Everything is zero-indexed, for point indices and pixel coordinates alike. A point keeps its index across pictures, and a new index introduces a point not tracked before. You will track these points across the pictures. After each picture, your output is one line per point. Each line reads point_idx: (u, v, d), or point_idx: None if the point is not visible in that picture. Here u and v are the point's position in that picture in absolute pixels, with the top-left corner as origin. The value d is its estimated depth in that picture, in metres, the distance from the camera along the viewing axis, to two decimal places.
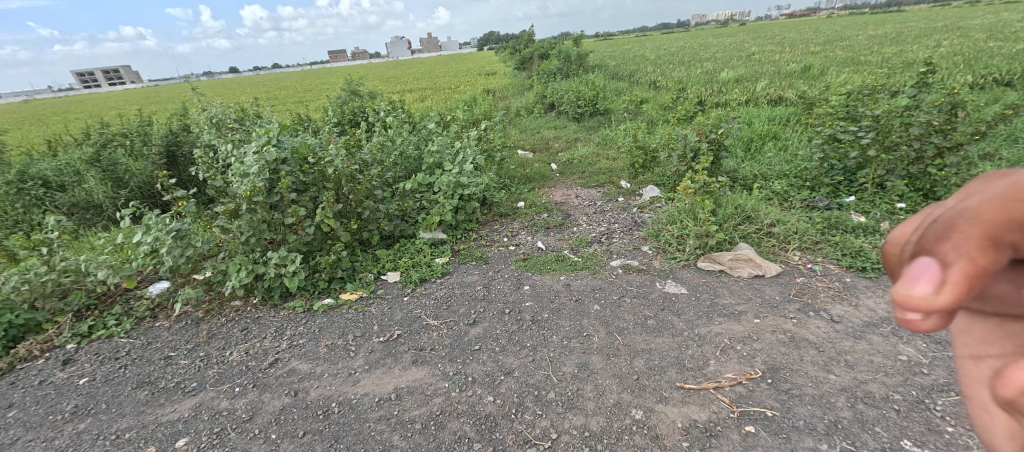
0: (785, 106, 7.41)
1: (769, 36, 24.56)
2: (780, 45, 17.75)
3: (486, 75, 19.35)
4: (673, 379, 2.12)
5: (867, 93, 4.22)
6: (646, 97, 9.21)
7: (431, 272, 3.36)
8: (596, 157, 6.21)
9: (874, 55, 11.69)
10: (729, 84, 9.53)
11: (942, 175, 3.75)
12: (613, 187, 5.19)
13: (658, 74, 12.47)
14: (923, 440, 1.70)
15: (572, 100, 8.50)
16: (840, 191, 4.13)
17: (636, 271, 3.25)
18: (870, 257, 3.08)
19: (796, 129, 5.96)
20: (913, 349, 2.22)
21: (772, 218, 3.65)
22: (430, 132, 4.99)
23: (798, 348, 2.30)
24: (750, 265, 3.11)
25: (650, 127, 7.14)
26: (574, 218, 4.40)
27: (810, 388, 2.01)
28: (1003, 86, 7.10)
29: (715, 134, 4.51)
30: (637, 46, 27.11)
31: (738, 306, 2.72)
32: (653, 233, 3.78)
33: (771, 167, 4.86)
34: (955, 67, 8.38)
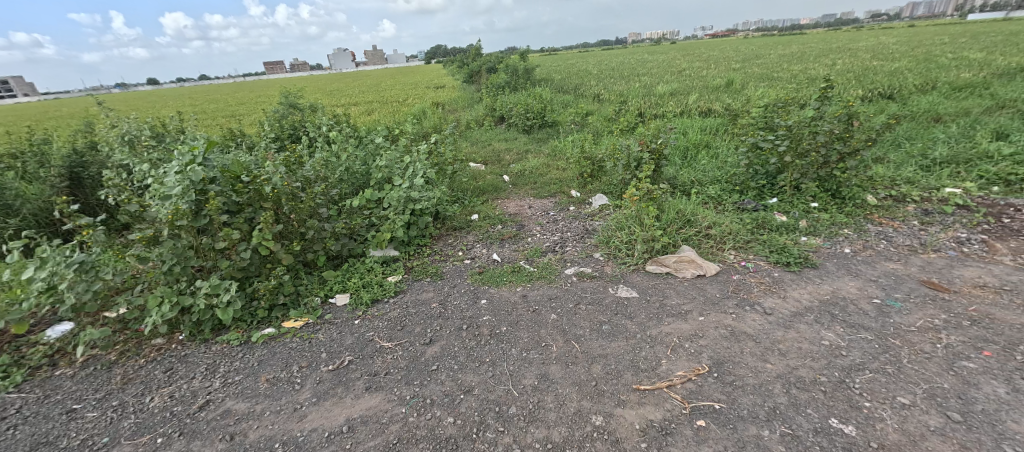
0: (714, 117, 8.08)
1: (695, 55, 26.95)
2: (706, 63, 19.50)
3: (435, 88, 19.29)
4: (629, 382, 2.19)
5: (781, 106, 4.76)
6: (591, 109, 9.65)
7: (383, 292, 3.22)
8: (546, 168, 6.37)
9: (783, 72, 13.17)
10: (665, 97, 10.24)
11: (845, 177, 4.28)
12: (564, 196, 5.33)
13: (600, 87, 13.10)
14: (848, 417, 1.88)
15: (521, 113, 8.70)
16: (765, 194, 4.55)
17: (589, 278, 3.35)
18: (792, 253, 3.41)
19: (725, 138, 6.52)
20: (833, 334, 2.47)
21: (709, 221, 3.93)
22: (377, 146, 4.85)
23: (738, 341, 2.47)
24: (692, 266, 3.32)
25: (596, 138, 7.46)
26: (528, 228, 4.46)
27: (750, 378, 2.16)
28: (885, 98, 8.29)
29: (655, 144, 4.80)
30: (580, 61, 28.35)
31: (684, 306, 2.88)
32: (604, 240, 3.92)
33: (705, 174, 5.26)
34: (848, 83, 9.66)
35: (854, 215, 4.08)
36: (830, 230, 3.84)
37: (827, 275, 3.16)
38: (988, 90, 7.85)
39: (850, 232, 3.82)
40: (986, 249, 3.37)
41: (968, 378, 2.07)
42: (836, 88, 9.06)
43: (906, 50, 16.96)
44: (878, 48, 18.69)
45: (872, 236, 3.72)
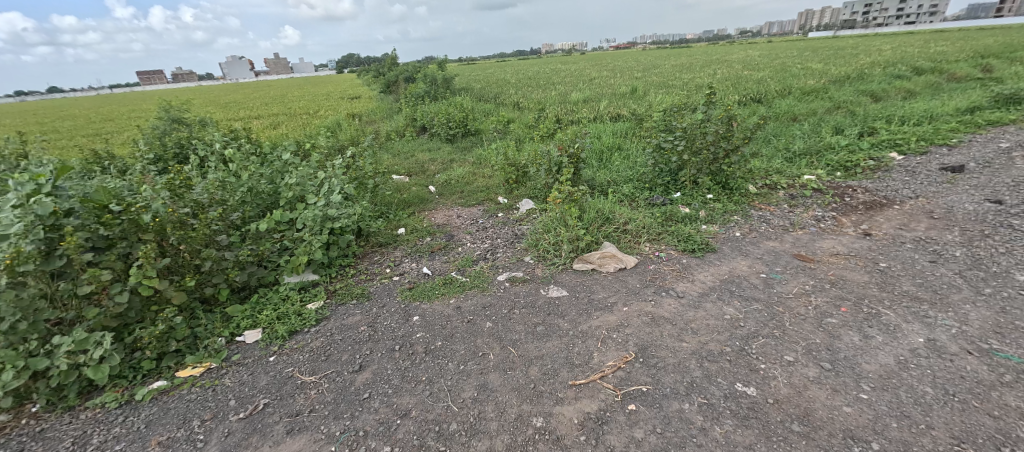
0: (623, 121, 8.79)
1: (603, 64, 29.12)
2: (613, 72, 21.18)
3: (349, 99, 18.28)
4: (565, 379, 2.26)
5: (676, 110, 5.34)
6: (511, 117, 9.89)
7: (302, 321, 2.94)
8: (472, 176, 6.37)
9: (677, 80, 14.81)
10: (579, 105, 10.89)
11: (730, 171, 4.94)
12: (492, 204, 5.38)
13: (519, 96, 13.51)
14: (748, 380, 2.15)
15: (443, 123, 8.62)
16: (670, 189, 5.06)
17: (521, 282, 3.40)
18: (696, 240, 3.83)
19: (634, 140, 7.12)
20: (733, 308, 2.82)
21: (625, 217, 4.24)
22: (286, 163, 4.45)
23: (658, 325, 2.69)
24: (614, 261, 3.56)
25: (519, 145, 7.66)
26: (457, 238, 4.41)
27: (670, 358, 2.37)
28: (756, 102, 9.74)
29: (573, 149, 5.07)
30: (498, 70, 28.92)
31: (610, 299, 3.07)
32: (532, 243, 4.03)
33: (619, 174, 5.68)
34: (728, 89, 11.17)
35: (740, 203, 4.71)
36: (724, 217, 4.38)
37: (725, 257, 3.60)
38: (827, 94, 9.64)
39: (740, 218, 4.40)
40: (836, 224, 4.12)
41: (832, 332, 2.50)
42: (719, 94, 10.43)
43: (768, 61, 20.13)
44: (748, 60, 21.89)
45: (756, 220, 4.33)
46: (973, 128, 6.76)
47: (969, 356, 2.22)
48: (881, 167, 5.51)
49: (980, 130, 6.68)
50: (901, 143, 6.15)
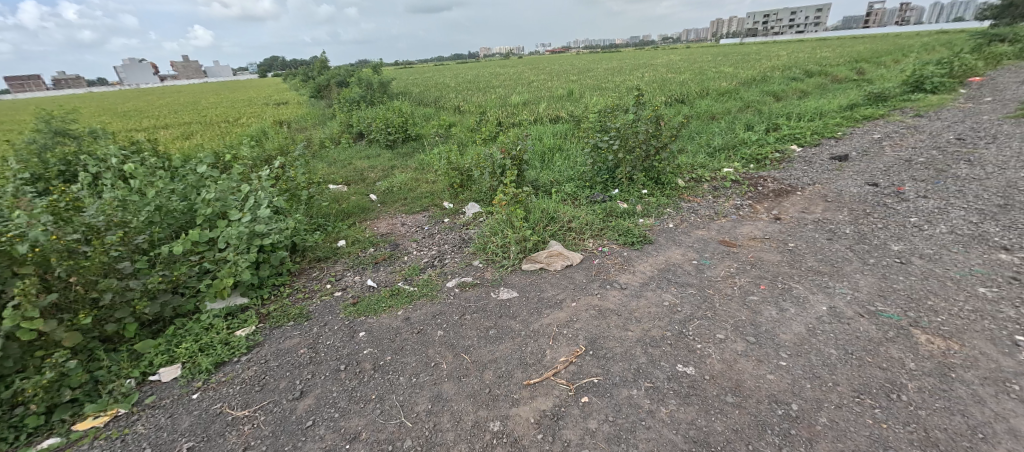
0: (562, 122, 9.08)
1: (540, 68, 29.88)
2: (550, 75, 21.78)
3: (276, 105, 16.96)
4: (519, 379, 2.28)
5: (609, 111, 5.62)
6: (453, 121, 9.80)
7: (231, 350, 2.67)
8: (415, 182, 6.21)
9: (610, 83, 15.61)
10: (519, 107, 11.07)
11: (661, 167, 5.30)
12: (437, 209, 5.27)
13: (459, 99, 13.40)
14: (687, 360, 2.31)
15: (381, 128, 8.31)
16: (609, 186, 5.30)
17: (471, 287, 3.37)
18: (634, 233, 4.05)
19: (573, 141, 7.37)
20: (671, 295, 3.02)
21: (569, 216, 4.37)
22: (202, 176, 4.01)
23: (605, 317, 2.81)
24: (560, 259, 3.65)
25: (461, 149, 7.60)
26: (403, 246, 4.27)
27: (617, 347, 2.48)
28: (680, 103, 10.55)
29: (515, 152, 5.14)
30: (436, 74, 28.48)
31: (558, 296, 3.14)
32: (480, 247, 4.01)
33: (561, 174, 5.85)
34: (655, 91, 11.98)
35: (672, 196, 5.06)
36: (658, 210, 4.69)
37: (661, 248, 3.84)
38: (738, 95, 10.71)
39: (672, 210, 4.73)
40: (752, 211, 4.58)
41: (754, 308, 2.77)
42: (647, 96, 11.14)
43: (687, 65, 21.93)
44: (671, 63, 23.67)
45: (686, 211, 4.68)
46: (853, 123, 7.89)
47: (861, 318, 2.59)
48: (785, 159, 6.23)
49: (858, 124, 7.82)
50: (799, 137, 7.00)
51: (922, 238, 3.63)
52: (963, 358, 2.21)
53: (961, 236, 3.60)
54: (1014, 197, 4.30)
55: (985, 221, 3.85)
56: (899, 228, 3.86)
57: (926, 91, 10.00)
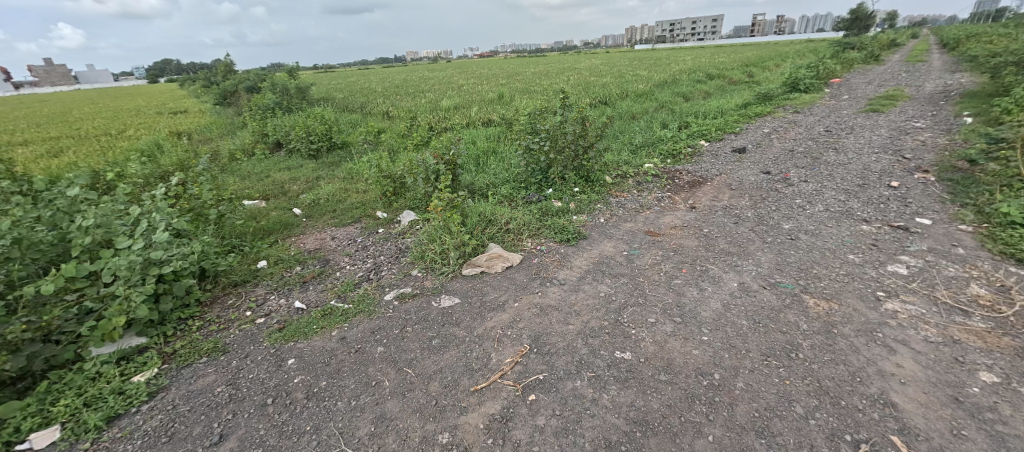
0: (494, 125, 9.16)
1: (470, 71, 29.89)
2: (479, 79, 21.86)
3: (172, 114, 14.95)
4: (467, 386, 2.25)
5: (538, 114, 5.80)
6: (381, 127, 9.41)
7: (127, 400, 2.29)
8: (344, 192, 5.85)
9: (538, 86, 16.09)
10: (450, 111, 10.95)
11: (590, 166, 5.57)
12: (370, 220, 5.02)
13: (386, 105, 12.91)
14: (624, 346, 2.45)
15: (301, 137, 7.71)
16: (543, 186, 5.45)
17: (411, 298, 3.26)
18: (569, 230, 4.21)
19: (506, 143, 7.46)
20: (606, 286, 3.18)
21: (506, 217, 4.42)
22: (75, 199, 3.39)
23: (547, 314, 2.88)
24: (500, 260, 3.67)
25: (392, 156, 7.32)
26: (334, 262, 4.00)
27: (560, 342, 2.56)
28: (603, 104, 11.18)
29: (448, 156, 5.06)
30: (360, 78, 27.17)
31: (501, 298, 3.16)
32: (418, 255, 3.89)
33: (496, 176, 5.90)
34: (580, 93, 12.58)
35: (601, 192, 5.35)
36: (590, 207, 4.92)
37: (595, 242, 4.04)
38: (653, 96, 11.64)
39: (602, 205, 4.99)
40: (672, 202, 5.00)
41: (679, 291, 3.02)
42: (573, 98, 11.67)
43: (607, 69, 23.37)
44: (593, 67, 25.04)
45: (615, 206, 4.97)
46: (748, 119, 8.98)
47: (764, 291, 2.94)
48: (696, 153, 6.89)
49: (752, 120, 8.91)
50: (706, 133, 7.80)
51: (806, 216, 4.24)
52: (842, 316, 2.62)
53: (834, 213, 4.26)
54: (869, 178, 5.20)
55: (850, 199, 4.60)
56: (788, 209, 4.46)
57: (801, 91, 11.71)
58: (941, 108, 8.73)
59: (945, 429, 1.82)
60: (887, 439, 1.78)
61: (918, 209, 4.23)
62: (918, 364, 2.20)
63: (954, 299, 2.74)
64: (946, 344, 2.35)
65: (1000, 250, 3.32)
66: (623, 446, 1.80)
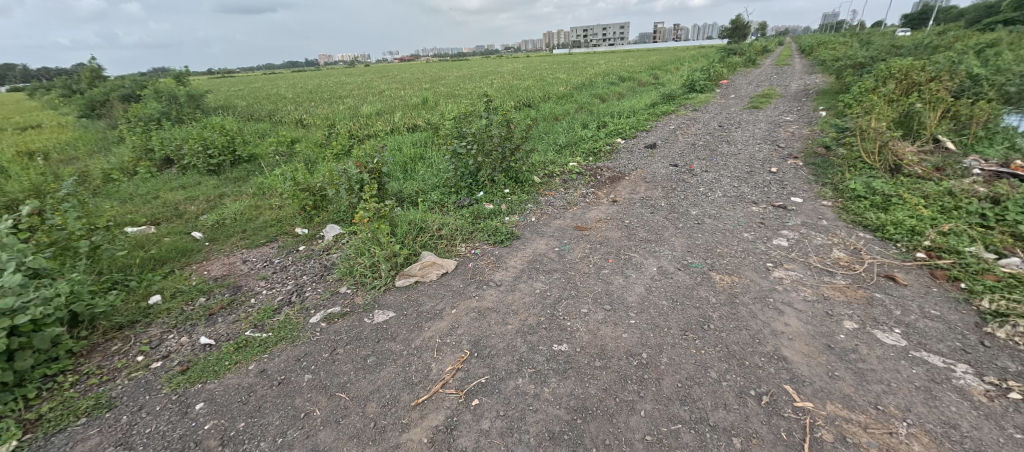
0: (420, 131, 8.94)
1: (390, 76, 28.81)
2: (402, 83, 21.24)
3: (17, 129, 12.26)
4: (407, 401, 2.17)
5: (464, 118, 5.79)
6: (295, 136, 8.68)
7: None
8: (254, 209, 5.29)
9: (462, 90, 16.05)
10: (372, 118, 10.47)
11: (518, 167, 5.70)
12: (288, 237, 4.60)
13: (299, 112, 11.94)
14: (561, 339, 2.55)
15: (197, 151, 6.82)
16: (474, 189, 5.45)
17: (340, 317, 3.05)
18: (502, 231, 4.26)
19: (433, 148, 7.33)
20: (540, 283, 3.27)
21: (438, 224, 4.34)
22: None
23: (485, 317, 2.88)
24: (435, 268, 3.59)
25: (310, 168, 6.79)
26: (247, 287, 3.59)
27: (499, 343, 2.58)
28: (527, 106, 11.50)
29: (372, 165, 4.83)
30: (266, 84, 24.82)
31: (437, 306, 3.09)
32: (346, 271, 3.66)
33: (425, 182, 5.76)
34: (505, 96, 12.81)
35: (531, 192, 5.49)
36: (521, 207, 5.02)
37: (528, 241, 4.13)
38: (573, 98, 12.25)
39: (533, 205, 5.13)
40: (596, 197, 5.31)
41: (607, 280, 3.22)
42: (498, 101, 11.84)
43: (528, 72, 24.10)
44: (515, 71, 25.67)
45: (544, 204, 5.13)
46: (656, 118, 9.85)
47: (679, 272, 3.25)
48: (615, 150, 7.39)
49: (660, 118, 9.79)
50: (622, 132, 8.40)
51: (709, 202, 4.77)
52: (742, 287, 2.99)
53: (730, 198, 4.85)
54: (754, 166, 6.01)
55: (742, 185, 5.28)
56: (695, 197, 4.97)
57: (697, 91, 13.15)
58: (803, 104, 10.40)
59: (823, 372, 2.18)
60: (781, 389, 2.08)
61: (793, 190, 4.99)
62: (801, 321, 2.59)
63: (822, 263, 3.29)
64: (819, 301, 2.80)
65: (851, 220, 4.05)
66: (566, 435, 1.87)
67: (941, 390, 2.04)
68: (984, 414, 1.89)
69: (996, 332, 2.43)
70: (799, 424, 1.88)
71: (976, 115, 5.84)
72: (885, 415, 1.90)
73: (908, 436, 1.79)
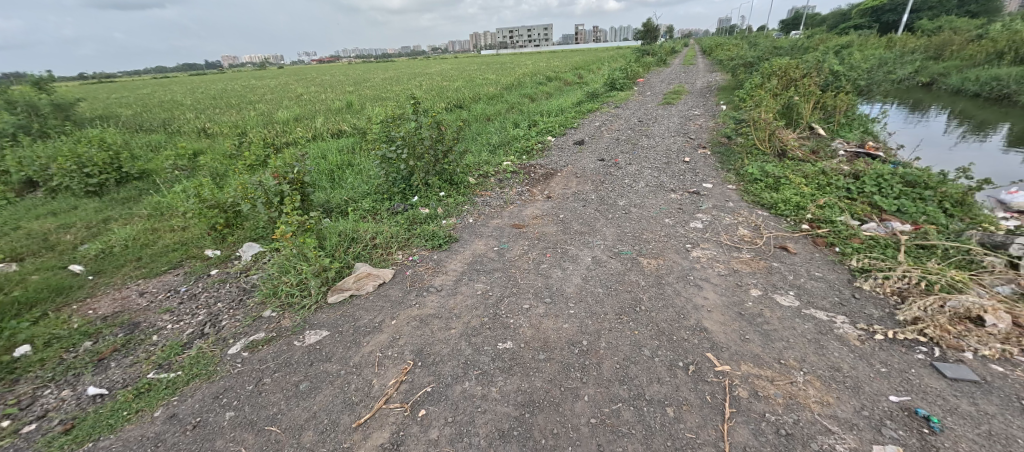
0: (345, 136, 8.46)
1: (308, 78, 26.87)
2: (322, 87, 19.96)
3: None
4: (349, 423, 2.05)
5: (391, 121, 5.58)
6: (197, 147, 7.73)
7: None
8: (151, 233, 4.61)
9: (390, 92, 15.51)
10: (290, 124, 9.69)
11: (452, 169, 5.63)
12: (196, 262, 4.08)
13: (201, 120, 10.65)
14: (505, 337, 2.57)
15: (70, 169, 5.77)
16: (407, 194, 5.28)
17: (265, 344, 2.78)
18: (440, 235, 4.18)
19: (362, 154, 6.97)
20: (482, 283, 3.27)
21: (371, 232, 4.14)
22: None
23: (428, 324, 2.81)
24: (370, 279, 3.42)
25: (219, 182, 6.09)
26: (148, 323, 3.12)
27: (443, 349, 2.53)
28: (458, 107, 11.41)
29: (292, 175, 4.46)
30: (158, 90, 21.77)
31: (375, 319, 2.95)
32: (269, 292, 3.34)
33: (354, 190, 5.45)
34: (434, 98, 12.58)
35: (467, 193, 5.46)
36: (458, 209, 4.97)
37: (467, 243, 4.10)
38: (503, 98, 12.39)
39: (470, 206, 5.09)
40: (531, 194, 5.43)
41: (547, 274, 3.31)
42: (428, 103, 11.59)
43: (457, 74, 23.92)
44: (444, 72, 25.33)
45: (481, 205, 5.12)
46: (582, 115, 10.32)
47: (612, 260, 3.44)
48: (546, 148, 7.62)
49: (586, 116, 10.28)
50: (551, 130, 8.69)
51: (634, 193, 5.11)
52: (667, 269, 3.25)
53: (652, 187, 5.24)
54: (671, 157, 6.56)
55: (661, 175, 5.73)
56: (621, 188, 5.30)
57: (617, 89, 14.02)
58: (708, 99, 11.56)
59: (737, 337, 2.45)
60: (705, 357, 2.29)
61: (704, 177, 5.53)
62: (716, 294, 2.89)
63: (730, 240, 3.69)
64: (730, 275, 3.14)
65: (751, 200, 4.59)
66: (514, 431, 1.89)
67: (827, 340, 2.40)
68: (859, 356, 2.26)
69: (863, 285, 2.92)
70: (720, 386, 2.09)
71: (838, 105, 6.94)
72: (787, 368, 2.19)
73: (805, 383, 2.08)
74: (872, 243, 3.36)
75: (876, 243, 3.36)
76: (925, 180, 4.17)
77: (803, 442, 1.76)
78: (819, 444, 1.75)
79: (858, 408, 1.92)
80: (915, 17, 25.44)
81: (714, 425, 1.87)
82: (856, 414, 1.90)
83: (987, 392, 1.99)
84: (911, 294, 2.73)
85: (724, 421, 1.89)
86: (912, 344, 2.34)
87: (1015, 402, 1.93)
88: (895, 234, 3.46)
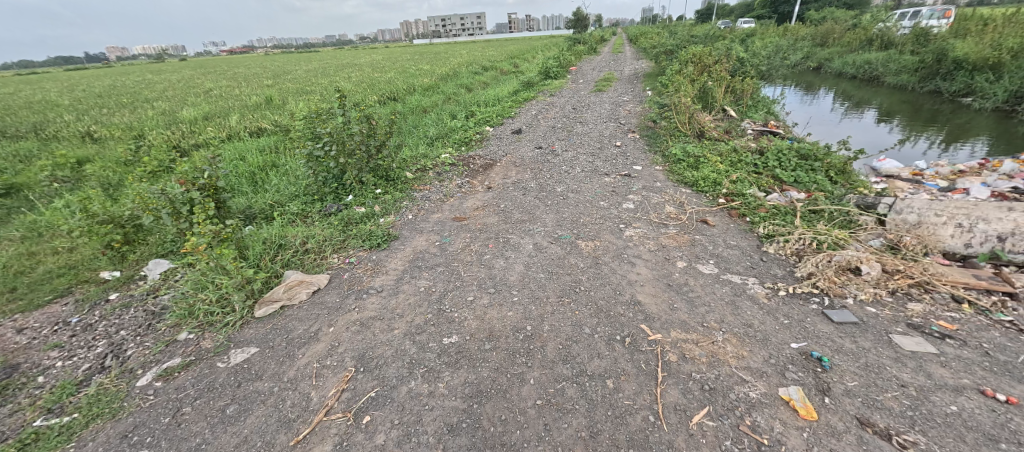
0: (267, 134, 7.75)
1: (218, 72, 24.17)
2: (237, 81, 18.09)
3: None
4: (286, 441, 1.93)
5: (315, 115, 5.17)
6: (82, 154, 6.62)
7: None
8: (25, 258, 3.88)
9: (315, 85, 14.44)
10: (198, 123, 8.65)
11: (387, 164, 5.41)
12: (89, 287, 3.53)
13: (84, 123, 9.14)
14: (450, 332, 2.54)
15: None
16: (340, 194, 4.98)
17: (183, 370, 2.50)
18: (377, 234, 4.00)
19: (287, 154, 6.42)
20: (423, 280, 3.20)
21: (301, 237, 3.86)
22: None
23: (369, 327, 2.70)
24: (303, 287, 3.21)
25: (113, 194, 5.29)
26: (31, 363, 2.66)
27: (386, 351, 2.45)
28: (391, 99, 10.94)
29: (204, 179, 3.94)
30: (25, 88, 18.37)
31: (311, 328, 2.78)
32: (185, 311, 3.01)
33: (280, 192, 5.03)
34: (365, 90, 11.92)
35: (405, 188, 5.28)
36: (396, 206, 4.78)
37: (407, 239, 3.99)
38: (439, 89, 12.07)
39: (408, 202, 4.92)
40: (471, 186, 5.39)
41: (490, 264, 3.33)
42: (358, 97, 10.94)
43: (390, 65, 22.92)
44: (375, 63, 24.02)
45: (420, 200, 4.98)
46: (519, 104, 10.37)
47: (552, 246, 3.54)
48: (484, 138, 7.57)
49: (523, 105, 10.36)
50: (489, 120, 8.63)
51: (572, 179, 5.27)
52: (603, 250, 3.41)
53: (588, 172, 5.44)
54: (604, 142, 6.84)
55: (596, 160, 5.98)
56: (560, 175, 5.45)
57: (551, 78, 14.29)
58: (635, 86, 12.15)
59: (666, 307, 2.65)
60: (640, 329, 2.45)
61: (634, 160, 5.84)
62: (648, 269, 3.09)
63: (659, 218, 3.95)
64: (659, 250, 3.37)
65: (675, 179, 4.95)
66: (463, 424, 1.90)
67: (741, 300, 2.68)
68: (767, 311, 2.56)
69: (769, 249, 3.30)
70: (653, 353, 2.26)
71: (745, 88, 7.64)
72: (709, 330, 2.41)
73: (724, 341, 2.31)
74: (775, 211, 3.79)
75: (778, 211, 3.80)
76: (814, 153, 4.76)
77: (723, 394, 1.97)
78: (736, 394, 1.96)
79: (767, 358, 2.18)
80: (806, 9, 28.63)
81: (648, 390, 2.02)
82: (765, 362, 2.15)
83: (864, 331, 2.36)
84: (806, 253, 3.13)
85: (657, 385, 2.05)
86: (807, 296, 2.70)
87: (884, 336, 2.31)
88: (793, 203, 3.93)
